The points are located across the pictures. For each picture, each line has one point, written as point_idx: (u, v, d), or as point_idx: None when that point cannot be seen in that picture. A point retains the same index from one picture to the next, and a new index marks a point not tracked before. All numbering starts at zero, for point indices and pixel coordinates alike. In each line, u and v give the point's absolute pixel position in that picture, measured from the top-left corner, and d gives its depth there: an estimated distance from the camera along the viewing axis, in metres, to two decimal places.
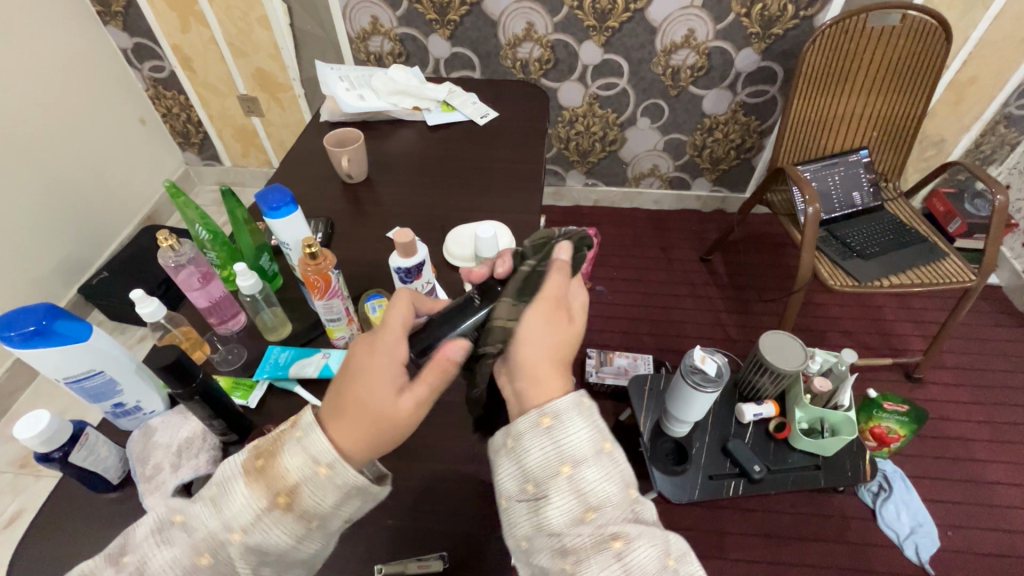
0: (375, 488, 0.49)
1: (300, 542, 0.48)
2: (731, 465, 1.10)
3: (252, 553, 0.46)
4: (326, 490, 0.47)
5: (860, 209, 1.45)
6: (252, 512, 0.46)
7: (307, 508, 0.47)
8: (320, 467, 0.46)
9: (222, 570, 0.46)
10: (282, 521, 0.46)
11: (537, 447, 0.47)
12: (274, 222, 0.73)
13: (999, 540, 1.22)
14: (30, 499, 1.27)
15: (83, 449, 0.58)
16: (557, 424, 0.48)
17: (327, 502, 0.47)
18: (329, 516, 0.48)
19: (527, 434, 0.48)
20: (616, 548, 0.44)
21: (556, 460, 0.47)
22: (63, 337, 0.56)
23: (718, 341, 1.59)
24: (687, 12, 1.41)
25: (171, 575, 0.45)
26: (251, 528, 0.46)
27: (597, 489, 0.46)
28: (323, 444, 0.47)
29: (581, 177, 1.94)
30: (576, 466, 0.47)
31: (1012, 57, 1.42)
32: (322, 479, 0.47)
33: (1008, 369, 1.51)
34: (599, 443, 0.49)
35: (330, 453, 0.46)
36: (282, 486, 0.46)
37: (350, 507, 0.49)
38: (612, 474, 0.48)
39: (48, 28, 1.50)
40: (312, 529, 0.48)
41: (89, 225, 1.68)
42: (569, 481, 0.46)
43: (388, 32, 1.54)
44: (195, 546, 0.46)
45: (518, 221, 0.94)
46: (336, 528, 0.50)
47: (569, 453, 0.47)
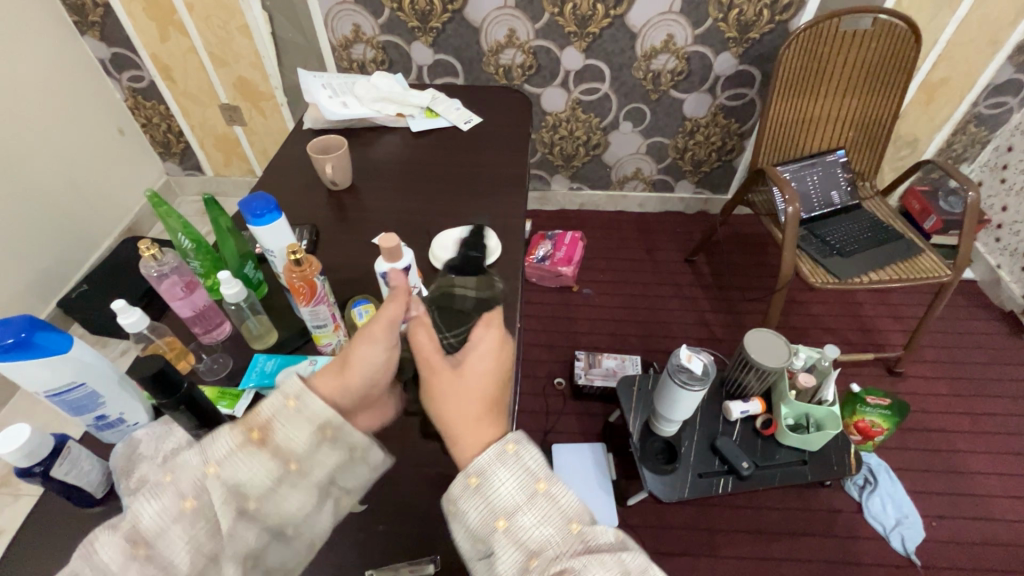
0: (349, 427, 0.50)
1: (281, 484, 0.48)
2: (720, 463, 1.11)
3: (231, 491, 0.46)
4: (298, 423, 0.48)
5: (839, 207, 1.48)
6: (227, 447, 0.47)
7: (282, 444, 0.48)
8: (290, 400, 0.49)
9: (207, 517, 0.45)
10: (258, 455, 0.47)
11: (471, 509, 0.46)
12: (258, 230, 0.73)
13: (982, 528, 1.25)
14: (9, 518, 1.24)
15: (65, 463, 0.57)
16: (483, 481, 0.46)
17: (302, 436, 0.49)
18: (309, 458, 0.49)
19: (458, 500, 0.46)
20: None
21: (490, 518, 0.45)
22: (45, 349, 0.55)
23: (704, 340, 1.61)
24: (666, 17, 1.43)
25: (155, 525, 0.44)
26: (227, 463, 0.46)
27: (537, 533, 0.44)
28: (292, 380, 0.50)
29: (566, 181, 1.95)
30: (510, 518, 0.44)
31: (979, 58, 1.47)
32: (293, 412, 0.49)
33: (985, 361, 1.55)
34: (531, 484, 0.46)
35: (298, 385, 0.49)
36: (254, 422, 0.48)
37: (328, 449, 0.50)
38: (551, 513, 0.45)
39: (24, 39, 1.48)
40: (293, 472, 0.48)
41: (68, 238, 1.66)
42: (506, 534, 0.44)
43: (370, 39, 1.54)
44: (178, 492, 0.45)
45: (503, 226, 0.95)
46: (322, 480, 0.50)
47: (502, 505, 0.45)
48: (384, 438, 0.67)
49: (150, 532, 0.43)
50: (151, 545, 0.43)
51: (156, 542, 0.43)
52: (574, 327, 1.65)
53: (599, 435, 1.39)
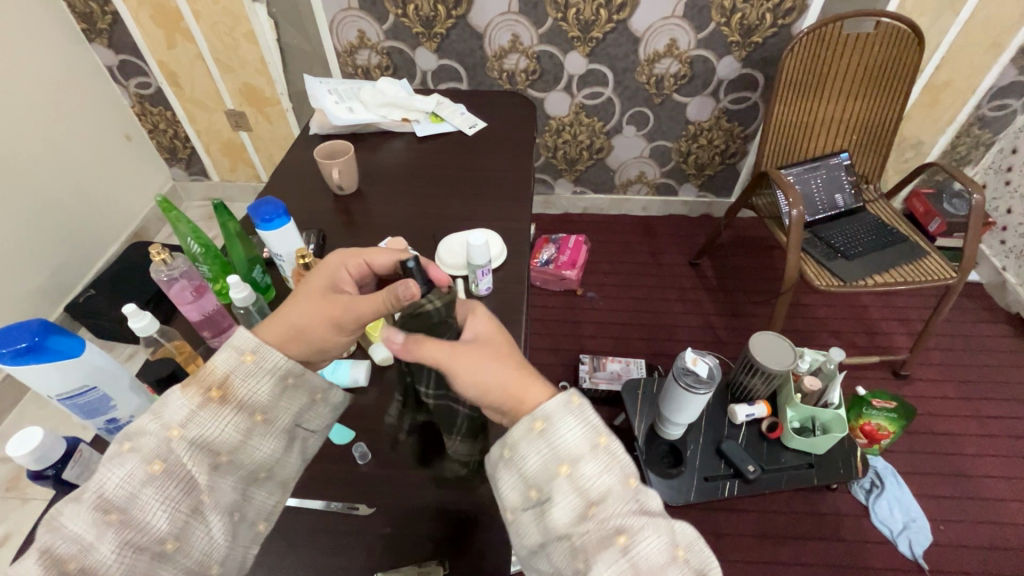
0: (310, 375, 0.54)
1: (250, 436, 0.51)
2: (726, 466, 1.11)
3: (201, 448, 0.48)
4: (257, 376, 0.51)
5: (842, 210, 1.48)
6: (187, 409, 0.48)
7: (243, 397, 0.50)
8: (247, 355, 0.51)
9: (179, 476, 0.46)
10: (222, 413, 0.49)
11: (533, 453, 0.47)
12: (267, 234, 0.73)
13: (990, 531, 1.24)
14: (18, 522, 1.24)
15: (75, 466, 0.57)
16: (549, 428, 0.47)
17: (263, 388, 0.51)
18: (272, 407, 0.52)
19: (522, 442, 0.47)
20: (619, 541, 0.43)
21: (552, 461, 0.46)
22: (57, 352, 0.56)
23: (708, 343, 1.61)
24: (669, 21, 1.44)
25: (126, 492, 0.45)
26: (189, 424, 0.48)
27: (597, 483, 0.45)
28: (245, 335, 0.52)
29: (570, 185, 1.96)
30: (574, 464, 0.46)
31: (982, 61, 1.47)
32: (251, 366, 0.51)
33: (992, 364, 1.55)
34: (595, 437, 0.47)
35: (252, 340, 0.51)
36: (212, 381, 0.49)
37: (291, 396, 0.53)
38: (611, 467, 0.47)
39: (34, 47, 1.50)
40: (259, 423, 0.51)
41: (76, 243, 1.67)
42: (568, 480, 0.45)
43: (375, 45, 1.55)
44: (144, 457, 0.46)
45: (509, 230, 0.96)
46: (287, 425, 0.54)
47: (566, 451, 0.46)
48: (390, 440, 0.68)
49: (124, 499, 0.44)
50: (127, 510, 0.44)
51: (131, 508, 0.44)
52: (578, 331, 1.65)
53: None
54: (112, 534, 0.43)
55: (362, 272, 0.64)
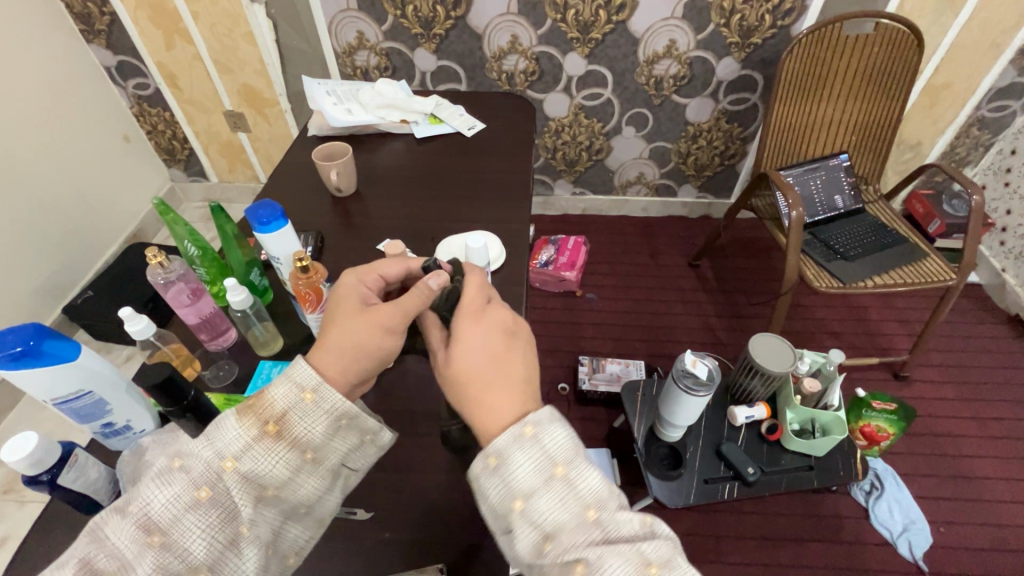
0: (363, 416, 0.52)
1: (297, 474, 0.49)
2: (726, 468, 1.10)
3: (248, 481, 0.47)
4: (314, 415, 0.50)
5: (842, 211, 1.48)
6: (243, 441, 0.47)
7: (298, 435, 0.49)
8: (306, 393, 0.50)
9: (223, 506, 0.46)
10: (275, 449, 0.48)
11: (526, 460, 0.46)
12: (264, 237, 0.73)
13: (991, 534, 1.24)
14: (14, 525, 1.24)
15: (72, 471, 0.57)
16: (502, 462, 0.46)
17: (318, 427, 0.50)
18: (323, 446, 0.51)
19: (513, 449, 0.47)
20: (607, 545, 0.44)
21: (507, 497, 0.46)
22: (51, 356, 0.55)
23: (708, 344, 1.61)
24: (668, 22, 1.44)
25: (171, 514, 0.44)
26: (244, 456, 0.47)
27: (552, 516, 0.45)
28: (308, 371, 0.51)
29: (569, 186, 1.96)
30: (527, 499, 0.45)
31: (982, 62, 1.47)
32: (310, 405, 0.50)
33: (992, 365, 1.54)
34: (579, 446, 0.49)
35: (314, 378, 0.50)
36: (271, 415, 0.49)
37: (343, 437, 0.52)
38: (566, 496, 0.45)
39: (32, 48, 1.49)
40: (308, 460, 0.50)
41: (74, 245, 1.67)
42: (523, 515, 0.45)
43: (373, 46, 1.55)
44: (193, 483, 0.45)
45: (508, 231, 0.95)
46: (333, 464, 0.52)
47: (525, 480, 0.46)
48: (388, 443, 0.67)
49: (168, 522, 0.44)
50: (169, 533, 0.44)
51: (173, 531, 0.44)
52: (578, 332, 1.64)
53: (603, 440, 1.38)
54: (153, 556, 0.43)
55: (378, 286, 0.63)
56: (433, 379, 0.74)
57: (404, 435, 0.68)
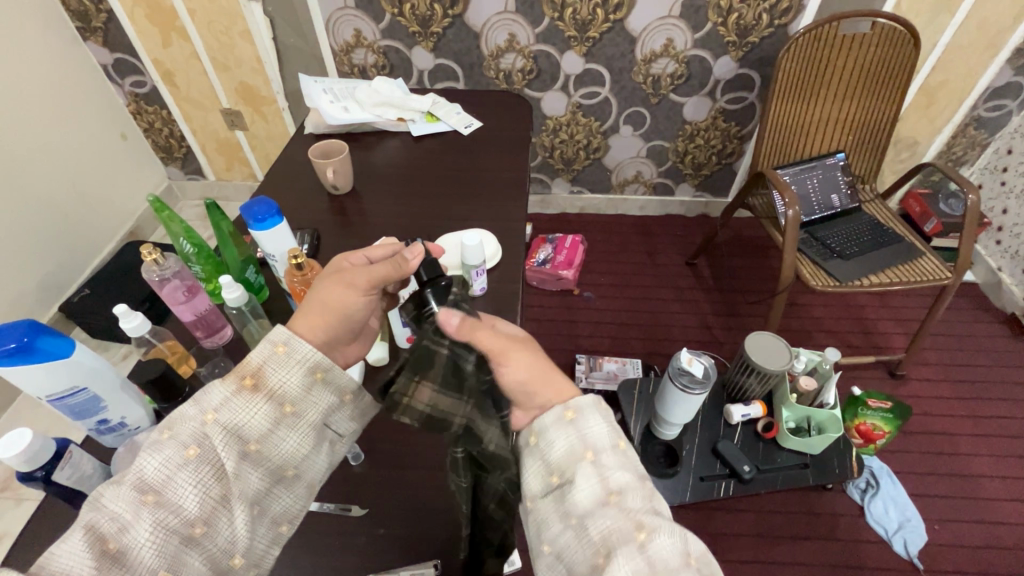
0: (338, 370, 0.53)
1: (279, 427, 0.49)
2: (721, 466, 1.11)
3: (231, 434, 0.47)
4: (289, 366, 0.50)
5: (839, 211, 1.48)
6: (222, 395, 0.48)
7: (275, 387, 0.49)
8: (279, 346, 0.51)
9: (211, 462, 0.46)
10: (254, 401, 0.48)
11: (597, 425, 0.48)
12: (259, 234, 0.73)
13: (986, 532, 1.24)
14: (10, 524, 1.24)
15: (67, 467, 0.57)
16: (582, 417, 0.48)
17: (293, 378, 0.50)
18: (303, 400, 0.51)
19: (589, 413, 0.49)
20: (639, 537, 0.41)
21: (578, 448, 0.47)
22: (46, 353, 0.55)
23: (705, 342, 1.61)
24: (665, 22, 1.44)
25: (161, 474, 0.44)
26: (223, 409, 0.47)
27: (618, 477, 0.45)
28: (279, 327, 0.52)
29: (566, 185, 1.96)
30: (598, 454, 0.46)
31: (978, 62, 1.47)
32: (284, 357, 0.50)
33: (987, 364, 1.55)
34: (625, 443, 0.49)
35: (285, 331, 0.51)
36: (246, 369, 0.49)
37: (321, 390, 0.52)
38: (632, 463, 0.46)
39: (28, 45, 1.49)
40: (288, 414, 0.50)
41: (71, 243, 1.66)
42: (593, 466, 0.46)
43: (370, 44, 1.55)
44: (180, 442, 0.46)
45: (504, 229, 0.95)
46: (316, 420, 0.52)
47: (600, 438, 0.47)
48: (383, 441, 0.68)
49: (160, 482, 0.44)
50: (162, 492, 0.44)
51: (165, 490, 0.44)
52: (575, 330, 1.65)
53: None
54: (147, 515, 0.43)
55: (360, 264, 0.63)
56: None
57: (399, 433, 0.68)
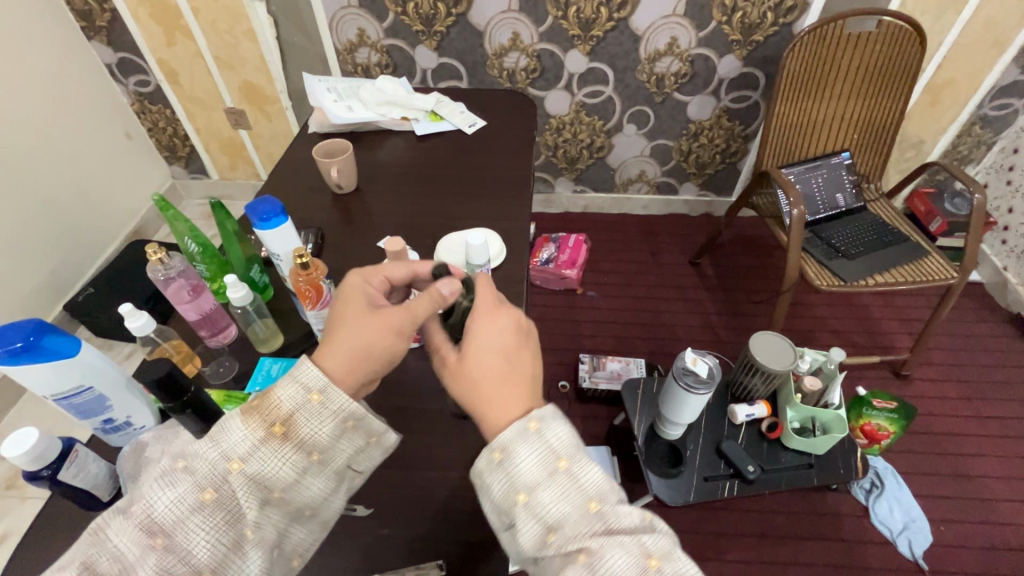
0: (370, 418, 0.52)
1: (302, 475, 0.49)
2: (725, 467, 1.10)
3: (253, 483, 0.46)
4: (321, 417, 0.49)
5: (843, 210, 1.48)
6: (249, 442, 0.47)
7: (305, 436, 0.49)
8: (314, 395, 0.49)
9: (228, 508, 0.46)
10: (281, 451, 0.48)
11: (508, 470, 0.47)
12: (264, 234, 0.73)
13: (991, 532, 1.24)
14: (15, 522, 1.24)
15: (72, 466, 0.57)
16: (506, 456, 0.47)
17: (324, 429, 0.49)
18: (329, 448, 0.50)
19: (500, 458, 0.47)
20: (582, 561, 0.43)
21: (511, 491, 0.46)
22: (52, 352, 0.55)
23: (708, 342, 1.61)
24: (670, 20, 1.43)
25: (175, 517, 0.44)
26: (250, 458, 0.47)
27: (557, 510, 0.45)
28: (316, 374, 0.50)
29: (570, 184, 1.95)
30: (531, 493, 0.46)
31: (984, 60, 1.47)
32: (317, 406, 0.49)
33: (992, 364, 1.54)
34: (554, 462, 0.47)
35: (322, 379, 0.49)
36: (277, 417, 0.48)
37: (349, 439, 0.51)
38: (570, 491, 0.45)
39: (33, 45, 1.49)
40: (313, 462, 0.49)
41: (75, 242, 1.67)
42: (526, 510, 0.45)
43: (374, 43, 1.55)
44: (197, 484, 0.45)
45: (508, 229, 0.95)
46: (338, 465, 0.52)
47: (523, 479, 0.46)
48: None
49: (172, 523, 0.44)
50: (172, 535, 0.44)
51: (178, 533, 0.44)
52: (578, 330, 1.64)
53: (603, 438, 1.38)
54: (156, 558, 0.43)
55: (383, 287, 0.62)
56: (434, 375, 0.74)
57: (404, 433, 0.68)
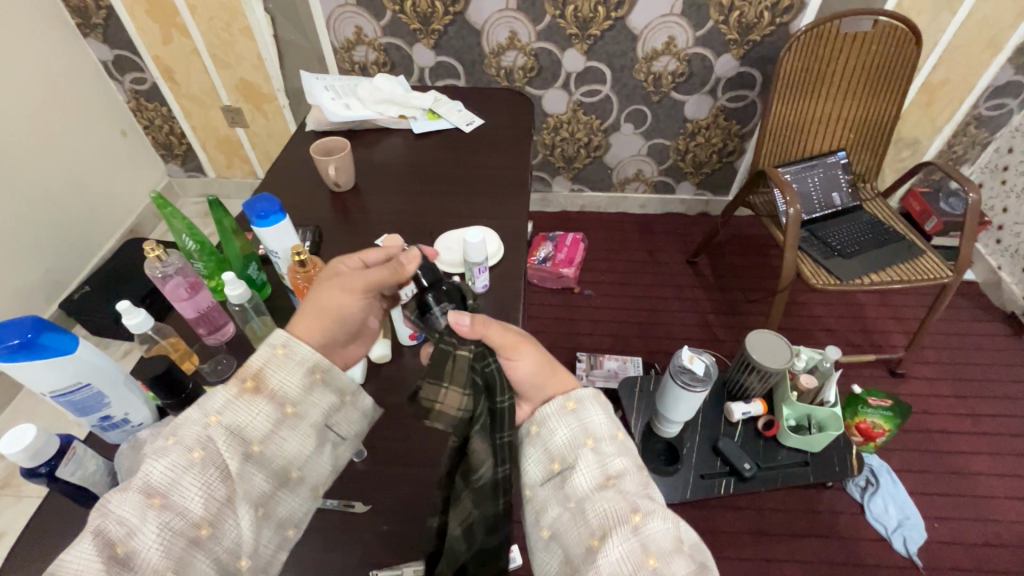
0: (337, 372, 0.54)
1: (282, 428, 0.50)
2: (722, 464, 1.11)
3: (234, 436, 0.47)
4: (289, 367, 0.51)
5: (840, 209, 1.48)
6: (224, 398, 0.48)
7: (276, 388, 0.50)
8: (279, 349, 0.52)
9: (216, 463, 0.46)
10: (256, 403, 0.49)
11: (562, 426, 0.51)
12: (262, 231, 0.73)
13: (985, 529, 1.25)
14: (11, 521, 1.24)
15: (70, 464, 0.57)
16: (578, 407, 0.52)
17: (295, 379, 0.51)
18: (304, 401, 0.51)
19: (553, 416, 0.52)
20: (633, 520, 0.44)
21: (579, 435, 0.50)
22: (50, 349, 0.55)
23: (705, 341, 1.61)
24: (667, 19, 1.44)
25: (166, 476, 0.44)
26: (226, 411, 0.48)
27: (615, 464, 0.48)
28: (279, 330, 0.53)
29: (567, 183, 1.96)
30: (596, 441, 0.50)
31: (979, 60, 1.47)
32: (284, 359, 0.51)
33: (987, 363, 1.55)
34: (615, 430, 0.51)
35: (282, 333, 0.52)
36: (247, 372, 0.50)
37: (322, 391, 0.53)
38: (626, 455, 0.49)
39: (28, 41, 1.49)
40: (290, 415, 0.50)
41: (70, 239, 1.66)
42: (593, 453, 0.49)
43: (371, 41, 1.55)
44: (184, 444, 0.45)
45: (506, 227, 0.95)
46: (317, 422, 0.52)
47: (590, 430, 0.50)
48: (386, 437, 0.68)
49: (165, 484, 0.44)
50: (167, 495, 0.44)
51: (171, 492, 0.44)
52: (575, 328, 1.65)
53: None
54: (153, 517, 0.43)
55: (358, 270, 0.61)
56: None
57: (402, 430, 0.68)
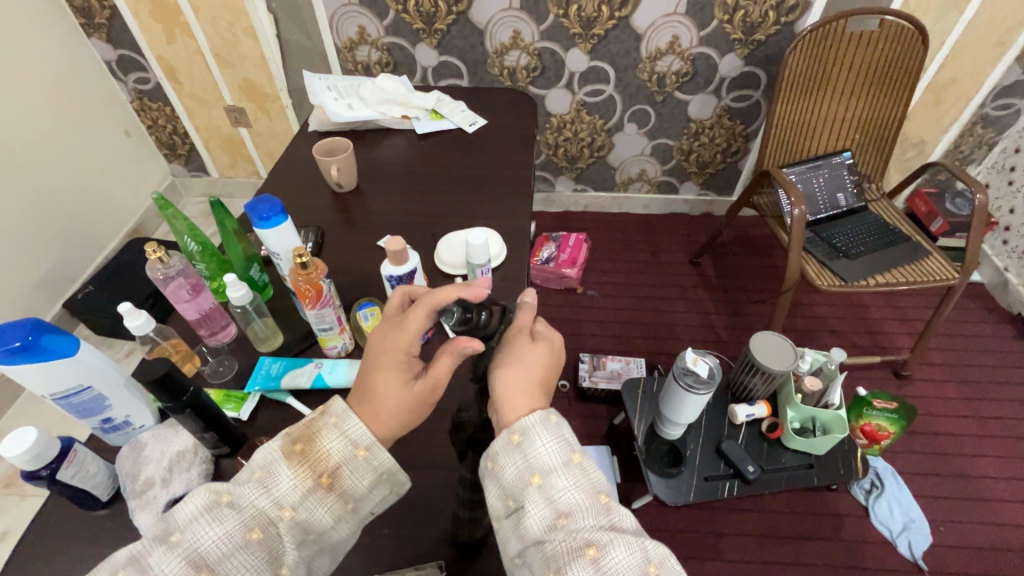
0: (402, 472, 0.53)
1: (338, 523, 0.51)
2: (725, 466, 1.10)
3: (297, 529, 0.48)
4: (364, 471, 0.51)
5: (845, 210, 1.47)
6: (297, 491, 0.49)
7: (347, 487, 0.51)
8: (359, 450, 0.51)
9: (270, 548, 0.47)
10: (325, 500, 0.50)
11: (510, 463, 0.50)
12: (264, 232, 0.72)
13: (991, 533, 1.24)
14: (14, 520, 1.24)
15: (71, 466, 0.57)
16: (525, 439, 0.51)
17: (364, 481, 0.51)
18: (364, 498, 0.52)
19: (502, 453, 0.51)
20: (588, 554, 0.44)
21: (525, 473, 0.50)
22: (50, 352, 0.55)
23: (708, 342, 1.61)
24: (671, 19, 1.43)
25: (220, 551, 0.45)
26: (299, 505, 0.49)
27: (566, 497, 0.48)
28: (362, 429, 0.52)
29: (570, 183, 1.95)
30: (544, 476, 0.49)
31: (988, 60, 1.46)
32: (361, 460, 0.51)
33: (993, 365, 1.54)
34: (567, 454, 0.50)
35: (368, 437, 0.51)
36: (324, 467, 0.50)
37: (382, 491, 0.53)
38: (581, 483, 0.49)
39: (33, 42, 1.49)
40: (348, 511, 0.51)
41: (74, 239, 1.66)
42: (540, 490, 0.48)
43: (374, 41, 1.54)
44: (244, 521, 0.47)
45: (508, 228, 0.95)
46: (369, 516, 0.53)
47: (537, 463, 0.49)
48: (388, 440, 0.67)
49: (216, 560, 0.45)
50: (216, 570, 0.45)
51: (220, 568, 0.45)
52: (578, 329, 1.64)
53: (604, 437, 1.38)
54: None
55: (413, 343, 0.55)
56: None
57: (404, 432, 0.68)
